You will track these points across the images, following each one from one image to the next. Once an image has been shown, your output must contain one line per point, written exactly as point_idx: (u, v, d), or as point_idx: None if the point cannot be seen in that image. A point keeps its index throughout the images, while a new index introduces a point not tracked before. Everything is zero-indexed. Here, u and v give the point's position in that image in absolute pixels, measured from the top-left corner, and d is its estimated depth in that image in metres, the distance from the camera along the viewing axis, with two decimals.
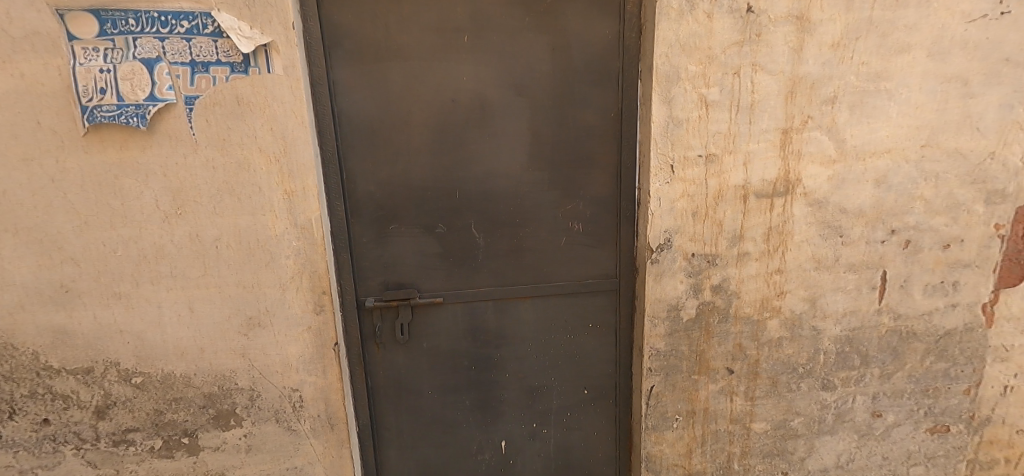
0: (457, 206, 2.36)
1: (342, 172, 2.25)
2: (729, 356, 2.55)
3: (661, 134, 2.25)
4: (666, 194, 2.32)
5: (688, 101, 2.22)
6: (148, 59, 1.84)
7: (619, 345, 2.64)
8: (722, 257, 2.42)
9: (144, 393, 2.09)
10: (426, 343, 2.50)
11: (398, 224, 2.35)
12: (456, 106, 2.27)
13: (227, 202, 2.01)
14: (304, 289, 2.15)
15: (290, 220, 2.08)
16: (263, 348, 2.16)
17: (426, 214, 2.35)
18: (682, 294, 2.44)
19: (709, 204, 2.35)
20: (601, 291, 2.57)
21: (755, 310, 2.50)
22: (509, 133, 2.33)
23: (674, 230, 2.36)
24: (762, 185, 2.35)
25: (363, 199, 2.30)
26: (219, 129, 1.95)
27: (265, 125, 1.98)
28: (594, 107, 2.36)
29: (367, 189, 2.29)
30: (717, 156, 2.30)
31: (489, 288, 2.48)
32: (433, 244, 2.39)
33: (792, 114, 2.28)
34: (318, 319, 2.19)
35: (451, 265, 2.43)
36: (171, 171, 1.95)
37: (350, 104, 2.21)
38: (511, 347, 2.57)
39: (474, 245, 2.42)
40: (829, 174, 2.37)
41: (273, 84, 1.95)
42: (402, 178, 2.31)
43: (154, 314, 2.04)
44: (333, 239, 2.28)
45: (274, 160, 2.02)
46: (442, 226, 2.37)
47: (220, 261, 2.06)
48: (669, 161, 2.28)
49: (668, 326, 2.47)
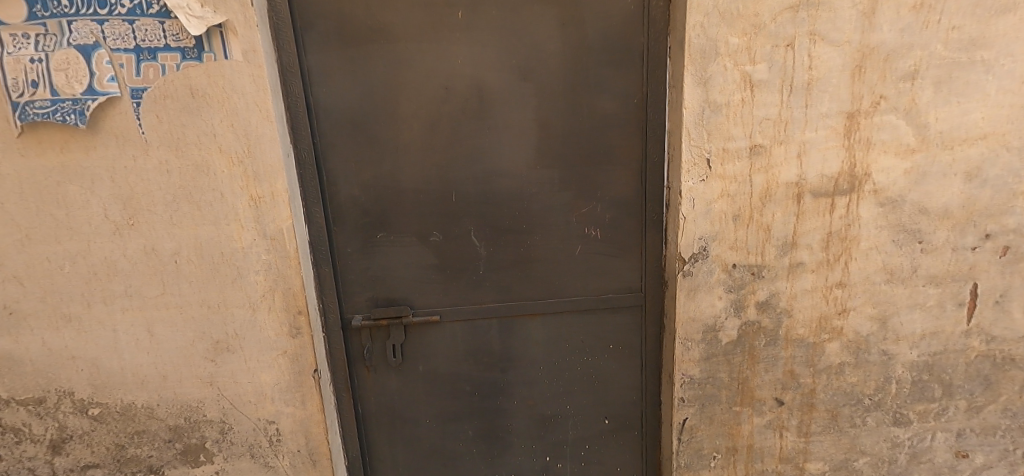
0: (453, 210, 2.04)
1: (320, 173, 1.97)
2: (778, 384, 2.15)
3: (695, 122, 1.86)
4: (701, 194, 1.93)
5: (729, 81, 1.82)
6: (85, 46, 1.59)
7: (645, 369, 2.28)
8: (770, 269, 2.02)
9: (102, 426, 1.86)
10: (422, 366, 2.21)
11: (387, 233, 2.04)
12: (450, 95, 1.95)
13: (184, 211, 1.75)
14: (278, 309, 1.88)
15: (258, 230, 1.81)
16: (234, 375, 1.90)
17: (418, 221, 2.04)
18: (721, 313, 2.06)
19: (753, 205, 1.96)
20: (624, 307, 2.21)
21: (810, 331, 2.10)
22: (513, 125, 1.99)
23: (711, 237, 1.98)
24: (821, 181, 1.94)
25: (346, 204, 2.01)
26: (171, 127, 1.68)
27: (225, 121, 1.70)
28: (613, 92, 1.99)
29: (350, 193, 2.00)
30: (764, 148, 1.90)
31: (493, 305, 2.16)
32: (427, 254, 2.08)
33: (860, 94, 1.86)
34: (295, 342, 1.92)
35: (448, 278, 2.12)
36: (120, 177, 1.69)
37: (328, 95, 1.91)
38: (520, 371, 2.25)
39: (475, 255, 2.10)
40: (907, 167, 1.93)
41: (231, 72, 1.67)
42: (390, 180, 2.00)
43: (109, 338, 1.80)
44: (313, 250, 2.00)
45: (237, 161, 1.74)
46: (437, 234, 2.06)
47: (181, 278, 1.80)
48: (705, 155, 1.90)
49: (704, 350, 2.09)
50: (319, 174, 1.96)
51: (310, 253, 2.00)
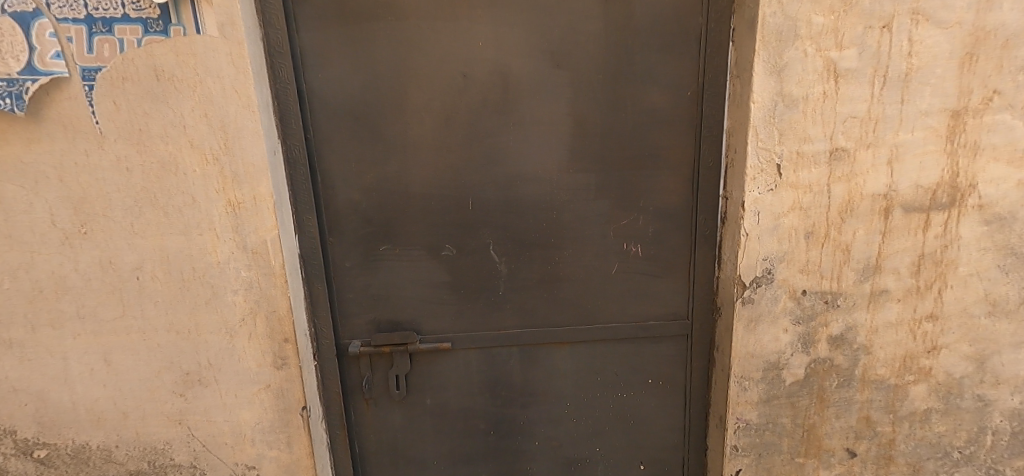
0: (469, 220, 1.74)
1: (314, 174, 1.67)
2: (851, 433, 1.81)
3: (765, 120, 1.53)
4: (768, 206, 1.60)
5: (809, 70, 1.49)
6: (23, 14, 1.30)
7: (689, 408, 1.95)
8: (847, 297, 1.69)
9: (51, 469, 1.59)
10: (431, 399, 1.90)
11: (392, 246, 1.74)
12: (469, 84, 1.64)
13: (147, 218, 1.45)
14: (260, 336, 1.58)
15: (237, 242, 1.50)
16: (207, 412, 1.61)
17: (427, 232, 1.74)
18: (786, 348, 1.73)
19: (830, 221, 1.62)
20: (666, 336, 1.89)
21: (891, 371, 1.76)
22: (542, 122, 1.68)
23: (778, 258, 1.65)
24: (915, 193, 1.60)
25: (344, 210, 1.71)
26: (131, 115, 1.39)
27: (197, 109, 1.41)
28: (663, 83, 1.66)
29: (350, 198, 1.70)
30: (848, 152, 1.56)
31: (514, 331, 1.86)
32: (439, 271, 1.78)
33: (969, 88, 1.52)
34: (280, 374, 1.62)
35: (463, 300, 1.81)
36: (70, 176, 1.40)
37: (323, 82, 1.61)
38: (543, 408, 1.94)
39: (493, 273, 1.80)
40: (1021, 178, 1.59)
41: (205, 51, 1.37)
42: (396, 183, 1.69)
43: (58, 368, 1.52)
44: (304, 264, 1.70)
45: (211, 159, 1.44)
46: (450, 248, 1.76)
47: (143, 297, 1.50)
48: (775, 160, 1.57)
49: (763, 391, 1.77)
50: (313, 174, 1.66)
51: (301, 267, 1.70)
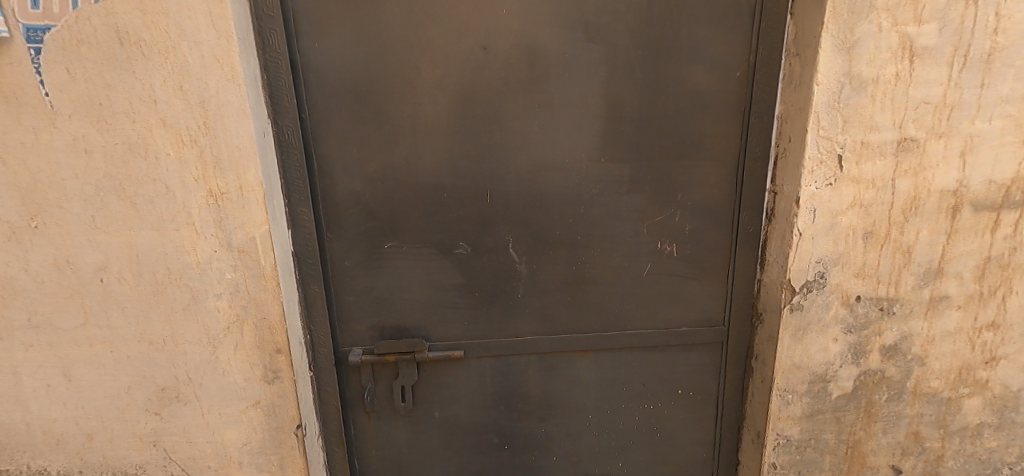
0: (486, 215, 1.55)
1: (309, 160, 1.45)
2: (897, 449, 1.67)
3: (829, 104, 1.34)
4: (826, 202, 1.42)
5: (882, 48, 1.31)
6: None
7: (720, 420, 1.80)
8: (904, 304, 1.53)
9: None
10: (439, 412, 1.72)
11: (399, 244, 1.55)
12: (490, 59, 1.43)
13: (111, 210, 1.23)
14: (248, 347, 1.37)
15: (220, 239, 1.29)
16: (186, 433, 1.40)
17: (439, 228, 1.55)
18: (835, 359, 1.57)
19: (892, 219, 1.45)
20: (698, 343, 1.73)
21: (945, 384, 1.62)
22: (571, 104, 1.48)
23: (832, 261, 1.48)
24: (986, 190, 1.44)
25: (344, 202, 1.50)
26: (89, 87, 1.15)
27: (170, 81, 1.18)
28: (709, 61, 1.47)
29: (351, 188, 1.49)
30: (917, 142, 1.39)
31: (533, 338, 1.68)
32: (451, 271, 1.59)
33: None
34: (271, 390, 1.41)
35: (477, 303, 1.63)
36: (15, 159, 1.17)
37: (320, 52, 1.38)
38: (562, 421, 1.78)
39: (512, 275, 1.61)
40: None
41: (179, 10, 1.14)
42: (404, 172, 1.49)
43: (8, 384, 1.30)
44: (299, 263, 1.50)
45: (188, 141, 1.21)
46: (464, 246, 1.57)
47: (108, 303, 1.28)
48: (836, 150, 1.38)
49: (807, 406, 1.61)
50: (308, 160, 1.45)
51: (295, 266, 1.49)
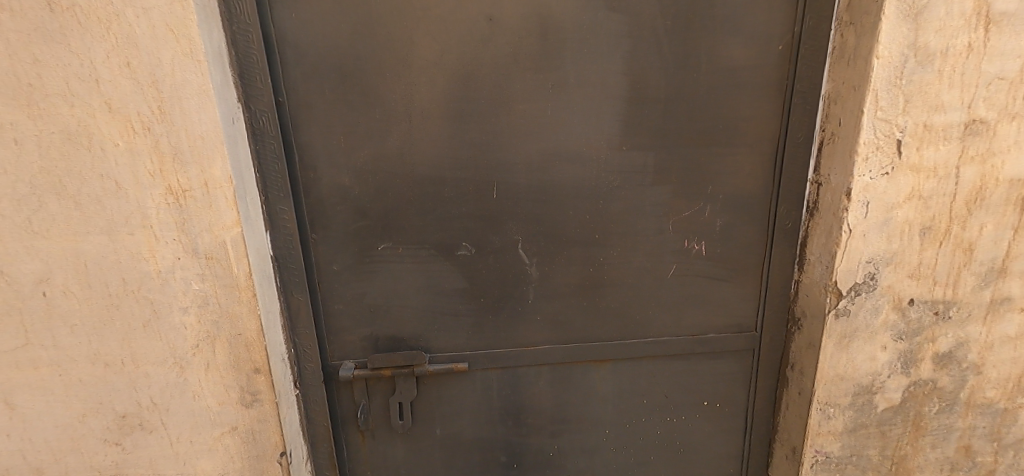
0: (492, 212, 1.37)
1: (289, 150, 1.26)
2: (946, 465, 1.52)
3: (890, 81, 1.16)
4: (881, 194, 1.25)
5: (954, 14, 1.12)
6: None
7: (749, 432, 1.65)
8: (962, 307, 1.37)
9: None
10: (441, 429, 1.56)
11: (394, 245, 1.37)
12: (496, 32, 1.24)
13: (50, 211, 1.03)
14: (221, 367, 1.19)
15: (183, 244, 1.10)
16: (153, 465, 1.23)
17: (439, 227, 1.37)
18: (882, 369, 1.41)
19: (955, 213, 1.27)
20: (726, 351, 1.57)
21: (1002, 393, 1.46)
22: (589, 84, 1.29)
23: (884, 260, 1.31)
24: None
25: (331, 199, 1.32)
26: (16, 63, 0.96)
27: (114, 55, 0.98)
28: (746, 32, 1.28)
29: (338, 182, 1.31)
30: (988, 124, 1.21)
31: (545, 347, 1.52)
32: (453, 275, 1.42)
33: None
34: (249, 414, 1.24)
35: (482, 310, 1.46)
36: None
37: (298, 24, 1.19)
38: (576, 436, 1.62)
39: (521, 278, 1.44)
40: None
41: None
42: (399, 164, 1.31)
43: None
44: (280, 269, 1.31)
45: (140, 128, 1.02)
46: (467, 248, 1.39)
47: (53, 320, 1.09)
48: (895, 134, 1.20)
49: (850, 420, 1.45)
50: (286, 151, 1.25)
51: (275, 273, 1.30)
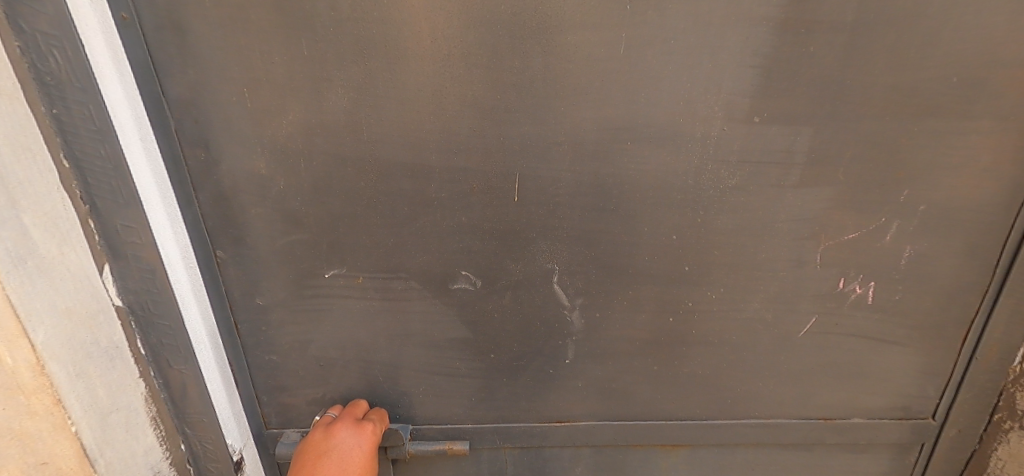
0: (512, 225, 0.80)
1: (126, 122, 0.68)
2: None
3: None
4: None
5: None
6: None
7: None
8: None
9: None
10: None
11: (349, 272, 0.83)
12: None
13: None
14: None
15: None
16: None
17: (422, 246, 0.81)
18: None
19: None
20: (876, 442, 1.00)
21: None
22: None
23: None
24: None
25: (241, 195, 0.78)
26: None
27: None
28: None
29: (249, 170, 0.76)
30: None
31: (587, 428, 0.97)
32: (446, 321, 0.87)
33: None
34: None
35: (493, 374, 0.92)
36: None
37: None
38: None
39: (558, 328, 0.88)
40: None
41: None
42: (352, 140, 0.75)
43: None
44: (140, 328, 0.77)
45: None
46: (470, 279, 0.84)
47: None
48: None
49: None
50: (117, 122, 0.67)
51: (130, 334, 0.76)
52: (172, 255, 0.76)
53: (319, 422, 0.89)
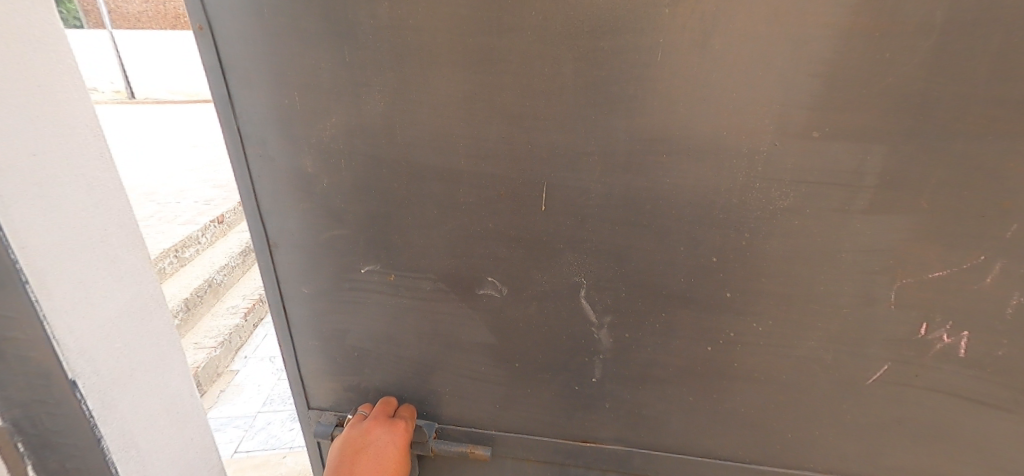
0: (540, 234, 0.79)
1: (60, 191, 0.65)
2: None
3: None
4: None
5: None
6: None
7: None
8: None
9: None
10: None
11: (382, 269, 0.86)
12: None
13: None
14: None
15: None
16: None
17: (451, 248, 0.82)
18: None
19: None
20: None
21: None
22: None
23: None
24: None
25: (290, 190, 0.84)
26: None
27: None
28: None
29: (297, 166, 0.82)
30: None
31: (615, 454, 0.93)
32: (474, 325, 0.88)
33: None
34: None
35: (519, 383, 0.91)
36: None
37: None
38: None
39: (586, 344, 0.85)
40: None
41: None
42: (387, 143, 0.78)
43: None
44: (30, 447, 0.69)
45: None
46: (496, 285, 0.83)
47: None
48: None
49: None
50: (63, 208, 0.65)
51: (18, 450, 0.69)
52: (97, 357, 0.70)
53: (360, 419, 0.93)
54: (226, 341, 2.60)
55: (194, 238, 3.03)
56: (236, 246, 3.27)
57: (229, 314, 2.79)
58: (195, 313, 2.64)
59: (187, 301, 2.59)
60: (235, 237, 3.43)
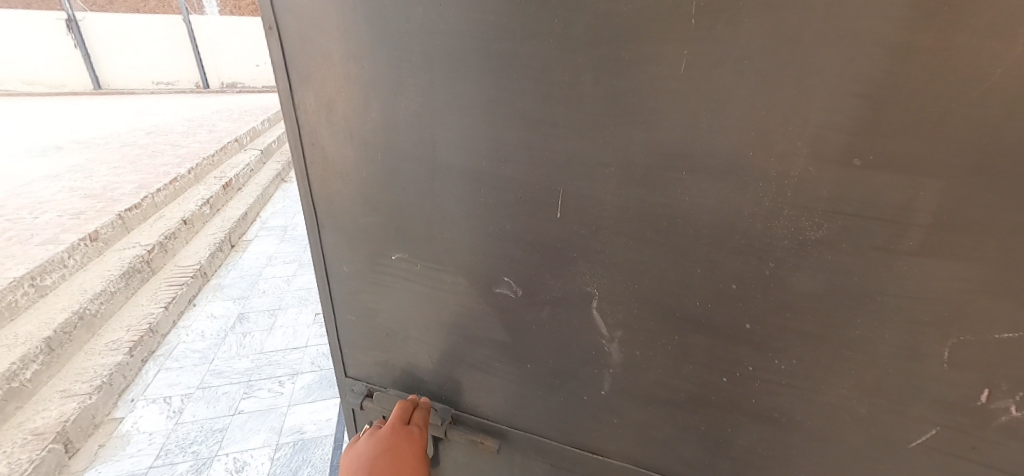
0: (553, 240, 0.78)
1: None
2: None
3: None
4: None
5: None
6: None
7: None
8: None
9: None
10: None
11: (408, 257, 0.91)
12: None
13: None
14: None
15: None
16: None
17: (470, 245, 0.85)
18: None
19: None
20: None
21: None
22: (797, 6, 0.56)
23: None
24: None
25: (335, 176, 0.91)
26: None
27: None
28: None
29: (341, 154, 0.89)
30: None
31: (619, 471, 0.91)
32: (488, 321, 0.90)
33: None
34: None
35: (528, 383, 0.92)
36: None
37: None
38: None
39: (594, 355, 0.84)
40: None
41: None
42: (417, 140, 0.81)
43: None
44: None
45: None
46: (509, 286, 0.85)
47: None
48: None
49: None
50: None
51: None
52: None
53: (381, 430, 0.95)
54: (104, 386, 2.23)
55: (58, 262, 2.56)
56: (115, 269, 2.79)
57: (108, 350, 2.42)
58: (62, 353, 2.28)
59: (48, 341, 2.21)
60: (111, 256, 2.92)
